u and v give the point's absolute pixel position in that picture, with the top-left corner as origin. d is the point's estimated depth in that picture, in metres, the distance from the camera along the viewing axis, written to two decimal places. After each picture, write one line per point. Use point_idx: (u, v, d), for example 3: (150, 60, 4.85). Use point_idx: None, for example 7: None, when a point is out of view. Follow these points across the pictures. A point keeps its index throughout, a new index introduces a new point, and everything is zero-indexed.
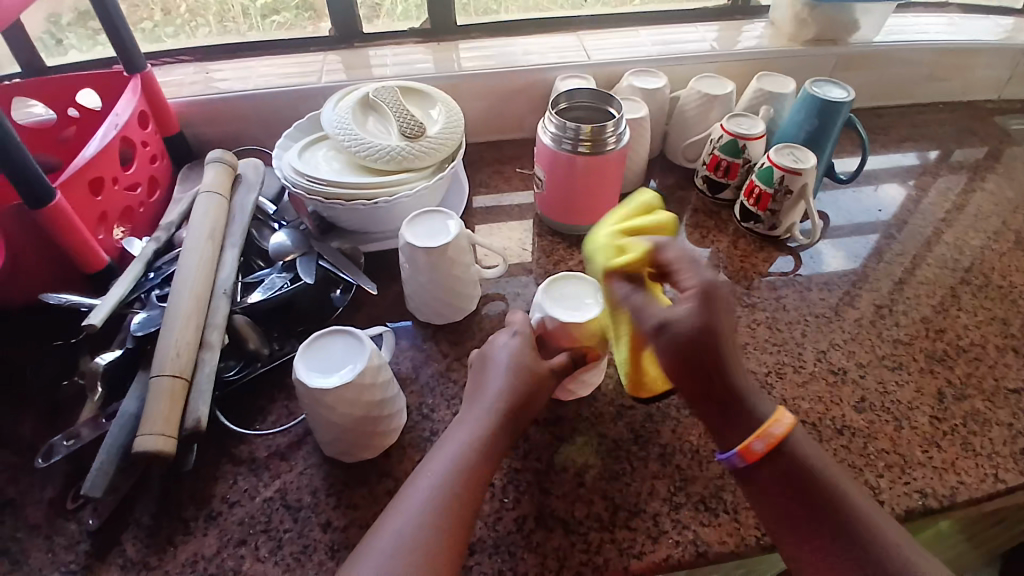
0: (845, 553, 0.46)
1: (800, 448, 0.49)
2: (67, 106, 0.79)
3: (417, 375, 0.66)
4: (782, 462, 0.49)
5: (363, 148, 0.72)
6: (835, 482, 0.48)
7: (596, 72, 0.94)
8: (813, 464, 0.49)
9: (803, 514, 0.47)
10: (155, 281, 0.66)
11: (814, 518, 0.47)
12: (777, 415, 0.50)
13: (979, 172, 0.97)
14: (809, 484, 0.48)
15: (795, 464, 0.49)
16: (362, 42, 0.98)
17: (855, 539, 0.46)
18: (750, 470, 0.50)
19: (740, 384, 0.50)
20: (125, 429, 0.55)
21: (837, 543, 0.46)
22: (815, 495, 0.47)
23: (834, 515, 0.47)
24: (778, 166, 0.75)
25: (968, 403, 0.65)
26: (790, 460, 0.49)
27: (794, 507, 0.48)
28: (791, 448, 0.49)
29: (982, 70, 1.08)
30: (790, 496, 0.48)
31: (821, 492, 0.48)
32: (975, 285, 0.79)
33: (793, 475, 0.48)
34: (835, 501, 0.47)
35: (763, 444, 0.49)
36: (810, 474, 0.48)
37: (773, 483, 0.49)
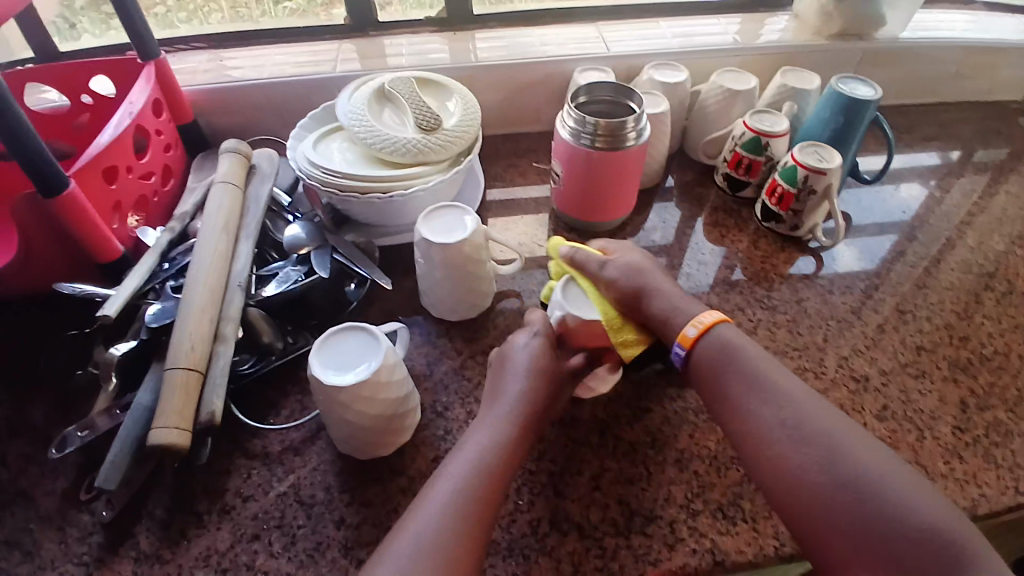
0: (782, 430, 0.48)
1: (736, 339, 0.55)
2: (80, 93, 0.78)
3: (432, 372, 0.65)
4: (715, 349, 0.55)
5: (379, 140, 0.71)
6: (757, 357, 0.53)
7: (615, 64, 0.93)
8: (747, 348, 0.54)
9: (744, 397, 0.51)
10: (170, 272, 0.65)
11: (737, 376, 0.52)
12: (699, 318, 0.57)
13: (1003, 174, 0.95)
14: (748, 370, 0.52)
15: (735, 349, 0.54)
16: (378, 30, 0.97)
17: (791, 419, 0.48)
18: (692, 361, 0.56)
19: (660, 301, 0.61)
20: (139, 422, 0.54)
21: (776, 422, 0.48)
22: (755, 378, 0.52)
23: (768, 390, 0.50)
24: (802, 165, 0.73)
25: (989, 414, 0.64)
26: (723, 345, 0.55)
27: (733, 390, 0.52)
28: (722, 337, 0.56)
29: (1008, 69, 1.05)
30: (729, 380, 0.53)
31: (757, 374, 0.52)
32: (998, 291, 0.77)
33: (730, 360, 0.53)
34: (757, 371, 0.52)
35: (694, 331, 0.56)
36: (746, 359, 0.53)
37: (713, 370, 0.54)
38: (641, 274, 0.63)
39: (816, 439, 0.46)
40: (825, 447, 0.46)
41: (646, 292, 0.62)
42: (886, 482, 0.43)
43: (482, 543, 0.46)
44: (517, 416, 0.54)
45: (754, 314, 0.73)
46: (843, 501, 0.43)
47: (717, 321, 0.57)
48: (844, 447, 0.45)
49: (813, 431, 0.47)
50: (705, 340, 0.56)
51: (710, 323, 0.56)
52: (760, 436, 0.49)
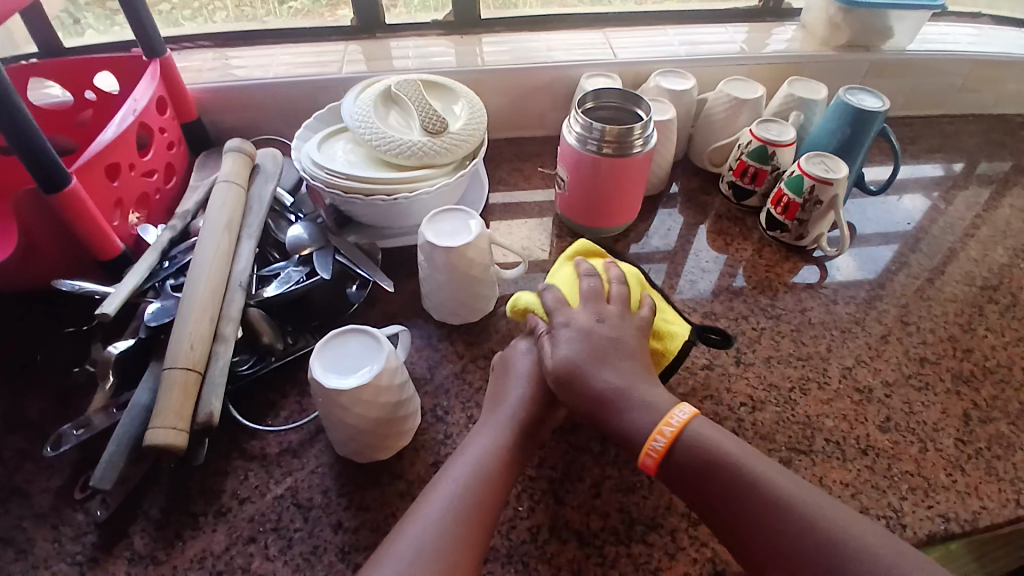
0: (786, 556, 0.44)
1: (711, 439, 0.49)
2: (84, 89, 0.78)
3: (432, 375, 0.65)
4: (691, 458, 0.49)
5: (384, 142, 0.70)
6: (736, 458, 0.48)
7: (621, 70, 0.92)
8: (727, 451, 0.48)
9: (735, 518, 0.46)
10: (171, 271, 0.65)
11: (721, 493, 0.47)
12: (662, 423, 0.50)
13: (1007, 187, 0.94)
14: (732, 480, 0.47)
15: (714, 458, 0.48)
16: (384, 32, 0.96)
17: (793, 540, 0.44)
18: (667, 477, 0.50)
19: (617, 391, 0.52)
20: (136, 421, 0.54)
21: (778, 546, 0.44)
22: (743, 493, 0.46)
23: (761, 503, 0.45)
24: (809, 175, 0.73)
25: (992, 427, 0.63)
26: (699, 455, 0.48)
27: (721, 509, 0.47)
28: (696, 439, 0.49)
29: (1013, 83, 1.05)
30: (716, 500, 0.47)
31: (743, 488, 0.46)
32: (1002, 304, 0.77)
33: (711, 471, 0.48)
34: (741, 481, 0.47)
35: (653, 456, 0.49)
36: (727, 469, 0.47)
37: (693, 484, 0.48)
38: (585, 356, 0.54)
39: (824, 565, 0.42)
40: (837, 572, 0.42)
41: (596, 378, 0.53)
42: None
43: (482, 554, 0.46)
44: (518, 424, 0.53)
45: (757, 323, 0.72)
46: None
47: (681, 424, 0.50)
48: (858, 567, 0.42)
49: (820, 556, 0.43)
50: (676, 452, 0.49)
51: (678, 431, 0.49)
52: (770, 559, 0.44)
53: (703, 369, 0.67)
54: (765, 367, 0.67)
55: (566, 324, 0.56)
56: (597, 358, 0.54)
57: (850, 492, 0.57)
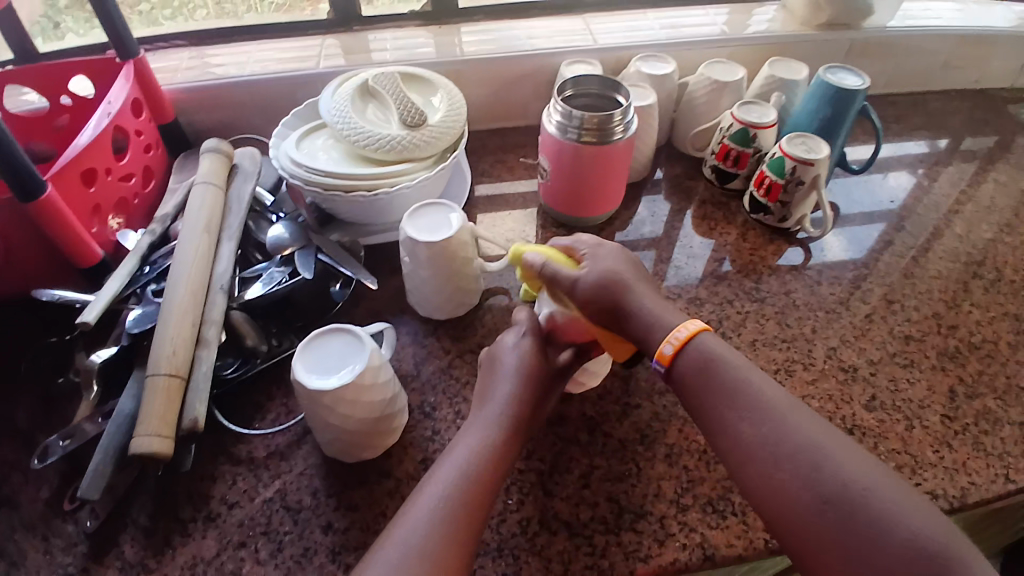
0: (769, 447, 0.46)
1: (718, 349, 0.52)
2: (60, 93, 0.76)
3: (419, 372, 0.65)
4: (696, 358, 0.51)
5: (362, 138, 0.69)
6: (738, 366, 0.50)
7: (603, 57, 0.92)
8: (729, 357, 0.51)
9: (726, 413, 0.49)
10: (151, 276, 0.64)
11: (717, 393, 0.50)
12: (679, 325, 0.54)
13: (991, 163, 0.94)
14: (730, 381, 0.50)
15: (716, 362, 0.51)
16: (361, 25, 0.95)
17: (779, 438, 0.46)
18: (673, 372, 0.53)
19: (647, 302, 0.56)
20: (120, 430, 0.54)
21: (763, 438, 0.47)
22: (739, 391, 0.49)
23: (752, 405, 0.48)
24: (790, 156, 0.72)
25: (979, 402, 0.64)
26: (702, 356, 0.51)
27: (714, 404, 0.50)
28: (705, 347, 0.52)
29: (997, 57, 1.04)
30: (711, 396, 0.50)
31: (738, 388, 0.49)
32: (987, 280, 0.77)
33: (711, 371, 0.51)
34: (737, 384, 0.49)
35: (672, 346, 0.52)
36: (728, 372, 0.50)
37: (692, 382, 0.51)
38: (614, 270, 0.57)
39: (803, 459, 0.45)
40: (814, 469, 0.44)
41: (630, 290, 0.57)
42: (877, 502, 0.42)
43: (473, 547, 0.46)
44: (505, 417, 0.53)
45: (742, 307, 0.72)
46: (836, 524, 0.42)
47: (698, 330, 0.53)
48: (834, 463, 0.44)
49: (802, 453, 0.45)
50: (686, 353, 0.52)
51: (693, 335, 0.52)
52: (748, 453, 0.47)
53: None
54: (752, 351, 0.68)
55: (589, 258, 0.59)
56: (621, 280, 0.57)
57: None
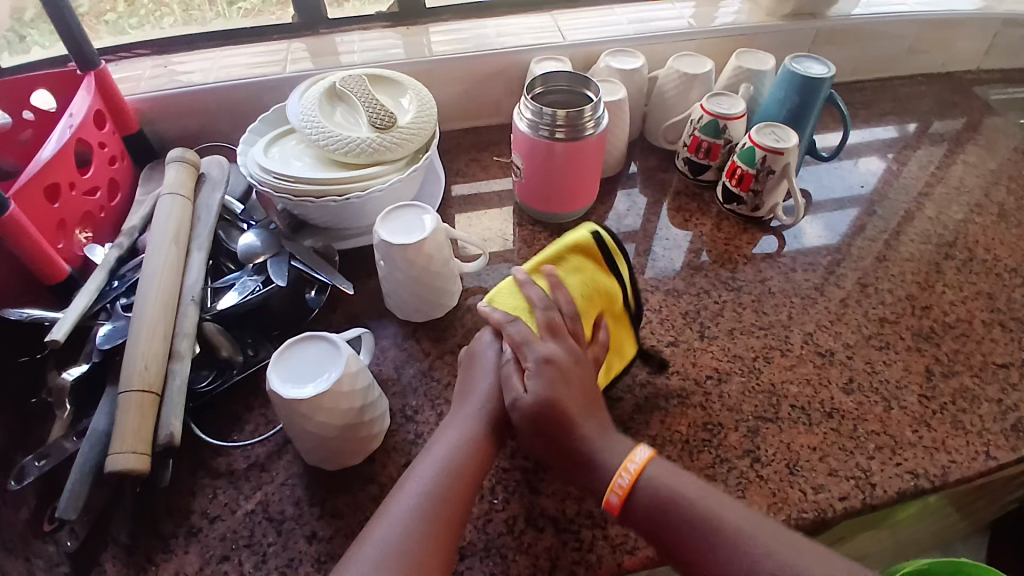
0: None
1: (667, 478, 0.49)
2: (22, 108, 0.74)
3: (400, 375, 0.64)
4: (649, 500, 0.49)
5: (332, 141, 0.69)
6: (689, 496, 0.48)
7: (574, 53, 0.92)
8: (676, 495, 0.48)
9: (697, 557, 0.46)
10: (121, 289, 0.63)
11: (678, 533, 0.47)
12: (626, 461, 0.50)
13: (959, 145, 0.96)
14: (687, 523, 0.47)
15: (667, 498, 0.48)
16: (329, 28, 0.94)
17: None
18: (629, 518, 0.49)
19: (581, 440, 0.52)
20: (94, 448, 0.52)
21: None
22: (700, 532, 0.46)
23: (718, 542, 0.46)
24: (760, 146, 0.73)
25: (955, 381, 0.65)
26: (654, 501, 0.48)
27: (679, 551, 0.47)
28: (655, 479, 0.49)
29: (960, 41, 1.06)
30: (675, 542, 0.47)
31: (696, 531, 0.46)
32: (959, 260, 0.78)
33: (667, 513, 0.48)
34: (695, 521, 0.47)
35: (618, 495, 0.49)
36: (683, 507, 0.47)
37: (649, 529, 0.48)
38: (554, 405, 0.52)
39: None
40: None
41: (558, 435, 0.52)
42: None
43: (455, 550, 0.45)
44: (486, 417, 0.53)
45: (719, 296, 0.73)
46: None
47: (642, 463, 0.50)
48: None
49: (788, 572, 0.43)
50: (637, 492, 0.49)
51: (640, 471, 0.49)
52: None
53: (668, 347, 0.67)
54: (730, 339, 0.68)
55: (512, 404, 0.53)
56: (553, 419, 0.52)
57: (818, 456, 0.59)
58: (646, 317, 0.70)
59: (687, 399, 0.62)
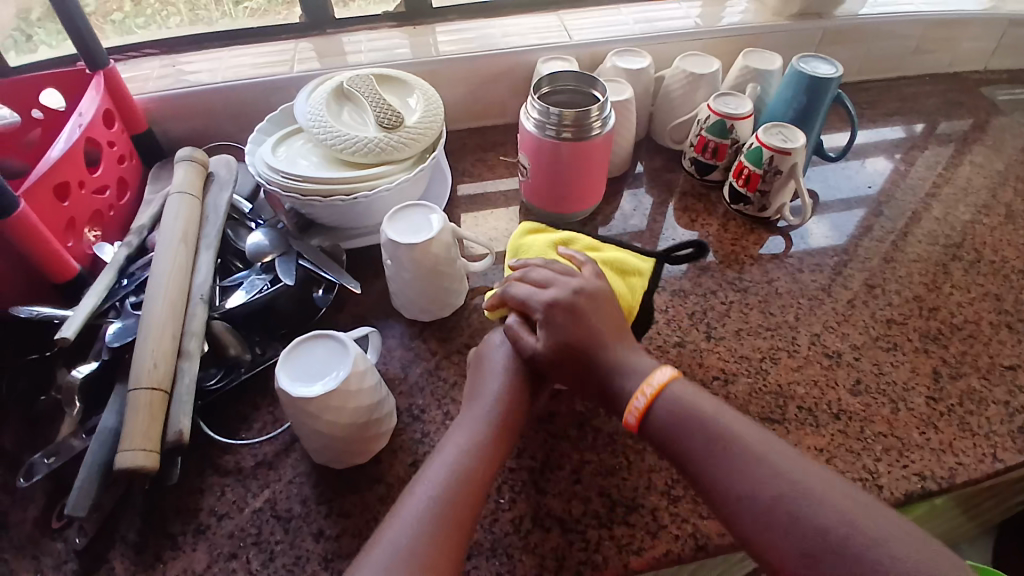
0: (747, 505, 0.45)
1: (688, 397, 0.51)
2: (31, 108, 0.74)
3: (407, 374, 0.65)
4: (665, 419, 0.50)
5: (340, 141, 0.69)
6: (707, 411, 0.50)
7: (579, 53, 0.92)
8: (694, 412, 0.50)
9: (706, 464, 0.47)
10: (130, 288, 0.63)
11: (692, 443, 0.48)
12: (644, 383, 0.52)
13: (966, 145, 0.96)
14: (701, 438, 0.48)
15: (686, 411, 0.50)
16: (335, 28, 0.94)
17: (756, 495, 0.45)
18: (647, 436, 0.52)
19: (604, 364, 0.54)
20: (103, 446, 0.53)
21: (741, 496, 0.45)
22: (712, 447, 0.48)
23: (732, 454, 0.47)
24: (767, 146, 0.73)
25: (963, 382, 0.65)
26: (671, 417, 0.50)
27: (691, 465, 0.48)
28: (675, 397, 0.51)
29: (967, 41, 1.06)
30: (688, 457, 0.49)
31: (708, 445, 0.48)
32: (967, 261, 0.78)
33: (682, 429, 0.49)
34: (712, 431, 0.48)
35: (635, 415, 0.52)
36: (700, 420, 0.49)
37: (665, 445, 0.50)
38: (570, 339, 0.55)
39: (800, 495, 0.44)
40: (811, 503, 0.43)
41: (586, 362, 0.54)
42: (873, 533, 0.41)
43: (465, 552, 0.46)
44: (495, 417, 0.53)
45: (726, 296, 0.73)
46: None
47: (661, 383, 0.52)
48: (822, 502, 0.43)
49: (796, 483, 0.44)
50: (655, 408, 0.51)
51: (658, 391, 0.51)
52: (734, 506, 0.45)
53: (675, 347, 0.67)
54: (737, 340, 0.68)
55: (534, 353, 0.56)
56: (574, 354, 0.55)
57: (825, 456, 0.58)
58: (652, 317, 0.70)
59: None
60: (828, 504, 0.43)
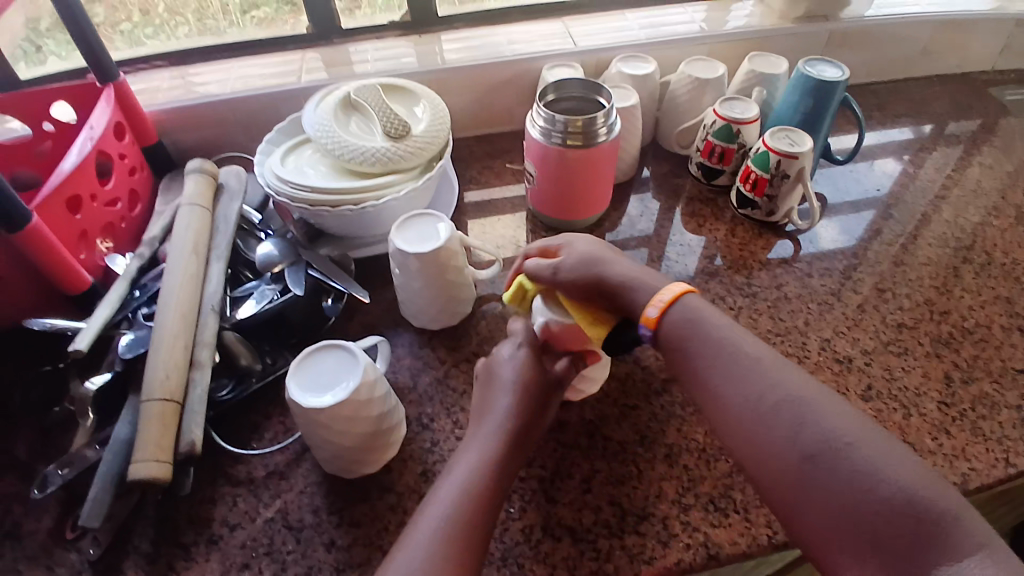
0: (753, 406, 0.47)
1: (699, 311, 0.53)
2: (42, 120, 0.75)
3: (416, 384, 0.65)
4: (681, 324, 0.53)
5: (348, 151, 0.69)
6: (715, 327, 0.51)
7: (585, 59, 0.92)
8: (710, 323, 0.52)
9: (706, 373, 0.50)
10: (141, 299, 0.64)
11: (695, 355, 0.51)
12: (658, 294, 0.55)
13: (976, 146, 0.95)
14: (715, 344, 0.50)
15: (694, 327, 0.52)
16: (342, 38, 0.95)
17: (763, 397, 0.47)
18: (658, 343, 0.54)
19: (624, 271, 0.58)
20: (117, 456, 0.53)
21: (749, 397, 0.47)
22: (722, 356, 0.50)
23: (731, 367, 0.49)
24: (774, 150, 0.73)
25: (975, 387, 0.64)
26: (685, 325, 0.52)
27: (701, 370, 0.50)
28: (687, 311, 0.53)
29: (975, 41, 1.05)
30: (700, 361, 0.51)
31: (723, 351, 0.50)
32: (977, 264, 0.78)
33: (691, 341, 0.52)
34: (715, 346, 0.50)
35: (656, 309, 0.54)
36: (707, 334, 0.51)
37: (677, 351, 0.52)
38: (591, 258, 0.60)
39: (790, 411, 0.45)
40: (800, 421, 0.45)
41: (609, 269, 0.59)
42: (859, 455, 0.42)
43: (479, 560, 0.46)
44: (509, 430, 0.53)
45: (734, 302, 0.73)
46: (819, 478, 0.42)
47: (675, 297, 0.54)
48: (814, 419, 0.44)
49: (788, 398, 0.46)
50: (667, 314, 0.53)
51: (671, 301, 0.54)
52: (727, 414, 0.48)
53: None
54: None
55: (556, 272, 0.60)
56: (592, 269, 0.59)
57: None
58: None
59: None
60: (830, 417, 0.44)
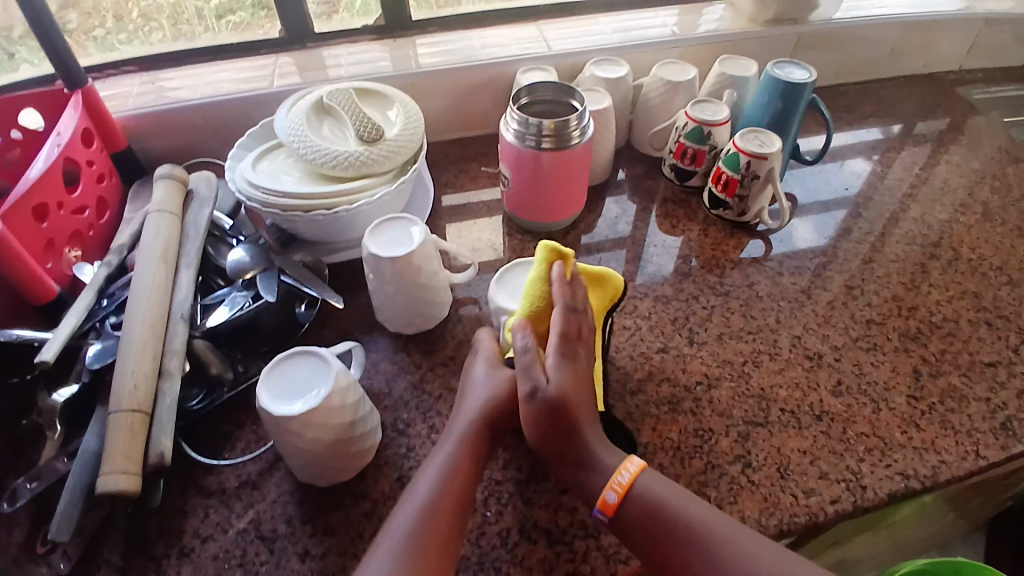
0: None
1: (658, 491, 0.49)
2: (10, 128, 0.73)
3: (391, 389, 0.64)
4: (643, 510, 0.49)
5: (319, 155, 0.69)
6: (674, 509, 0.48)
7: (559, 63, 0.92)
8: (676, 506, 0.49)
9: (678, 561, 0.47)
10: (110, 308, 0.62)
11: (659, 542, 0.47)
12: (613, 476, 0.50)
13: (943, 145, 0.97)
14: (687, 533, 0.47)
15: (653, 509, 0.49)
16: (315, 42, 0.94)
17: None
18: (615, 525, 0.50)
19: (590, 443, 0.52)
20: (86, 468, 0.52)
21: None
22: (691, 539, 0.47)
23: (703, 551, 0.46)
24: (744, 152, 0.74)
25: (944, 380, 0.66)
26: (648, 503, 0.49)
27: (675, 563, 0.47)
28: (644, 492, 0.50)
29: (941, 42, 1.08)
30: (672, 549, 0.47)
31: (697, 539, 0.47)
32: (945, 260, 0.79)
33: (654, 524, 0.48)
34: (680, 531, 0.47)
35: (616, 493, 0.49)
36: (670, 518, 0.48)
37: (643, 541, 0.48)
38: (569, 404, 0.51)
39: None
40: None
41: (575, 425, 0.51)
42: None
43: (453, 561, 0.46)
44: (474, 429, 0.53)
45: (708, 301, 0.73)
46: None
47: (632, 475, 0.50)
48: None
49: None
50: (629, 498, 0.49)
51: (629, 484, 0.50)
52: None
53: (658, 353, 0.67)
54: (719, 345, 0.69)
55: (534, 391, 0.51)
56: (562, 420, 0.51)
57: (808, 459, 0.59)
58: (634, 324, 0.70)
59: (678, 406, 0.63)
60: None
